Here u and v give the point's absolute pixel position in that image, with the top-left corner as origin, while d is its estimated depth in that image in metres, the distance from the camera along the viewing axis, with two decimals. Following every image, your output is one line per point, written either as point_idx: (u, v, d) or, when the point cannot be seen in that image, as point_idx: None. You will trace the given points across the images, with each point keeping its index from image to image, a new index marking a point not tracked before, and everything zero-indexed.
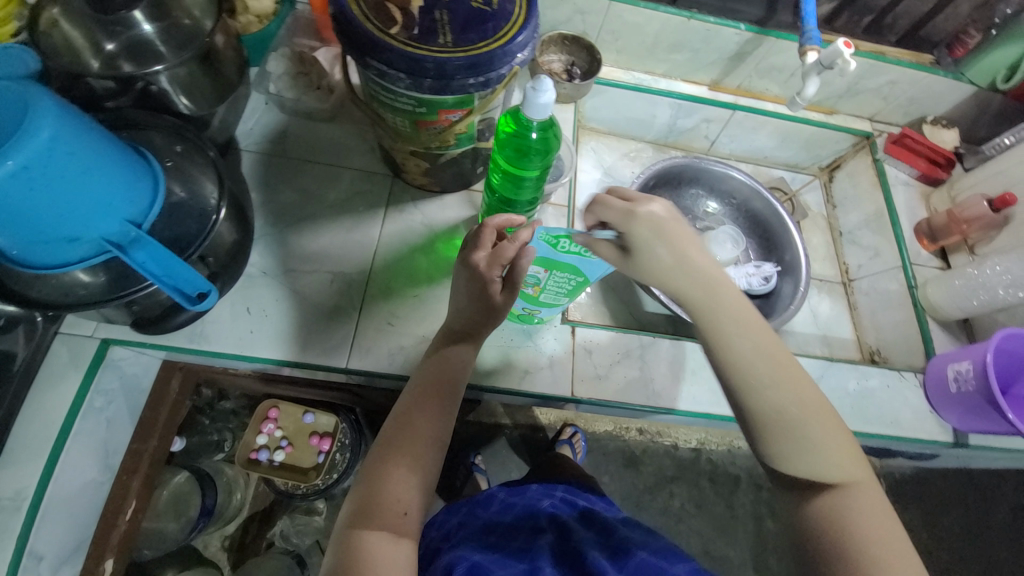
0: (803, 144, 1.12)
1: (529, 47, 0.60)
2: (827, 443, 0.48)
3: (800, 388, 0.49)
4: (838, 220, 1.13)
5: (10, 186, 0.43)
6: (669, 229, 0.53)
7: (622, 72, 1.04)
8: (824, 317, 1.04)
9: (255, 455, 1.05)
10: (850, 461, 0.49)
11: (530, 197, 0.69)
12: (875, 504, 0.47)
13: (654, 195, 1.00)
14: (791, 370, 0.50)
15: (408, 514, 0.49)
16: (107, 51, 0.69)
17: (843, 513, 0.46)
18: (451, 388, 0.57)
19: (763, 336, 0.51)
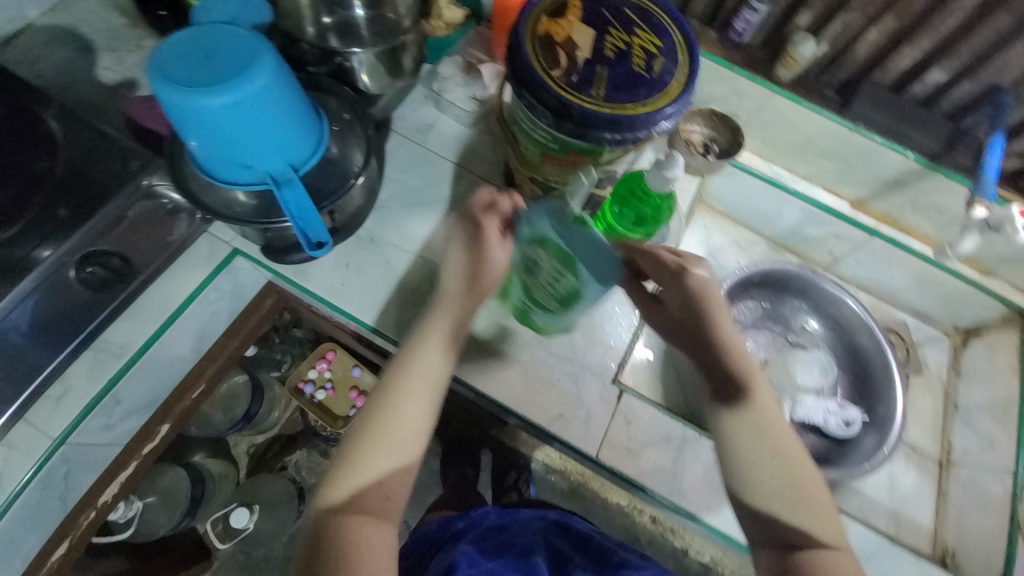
0: (941, 296, 1.01)
1: (674, 119, 0.62)
2: (809, 502, 0.59)
3: (789, 451, 0.60)
4: (956, 391, 1.01)
5: (222, 115, 0.55)
6: (717, 305, 0.63)
7: (762, 163, 1.01)
8: (899, 489, 0.93)
9: (302, 385, 1.18)
10: (831, 521, 0.59)
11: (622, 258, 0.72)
12: (844, 555, 0.58)
13: (751, 293, 0.98)
14: (787, 435, 0.62)
15: (388, 500, 0.58)
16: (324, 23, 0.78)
17: (826, 561, 0.57)
18: (425, 395, 0.61)
19: (770, 408, 0.63)
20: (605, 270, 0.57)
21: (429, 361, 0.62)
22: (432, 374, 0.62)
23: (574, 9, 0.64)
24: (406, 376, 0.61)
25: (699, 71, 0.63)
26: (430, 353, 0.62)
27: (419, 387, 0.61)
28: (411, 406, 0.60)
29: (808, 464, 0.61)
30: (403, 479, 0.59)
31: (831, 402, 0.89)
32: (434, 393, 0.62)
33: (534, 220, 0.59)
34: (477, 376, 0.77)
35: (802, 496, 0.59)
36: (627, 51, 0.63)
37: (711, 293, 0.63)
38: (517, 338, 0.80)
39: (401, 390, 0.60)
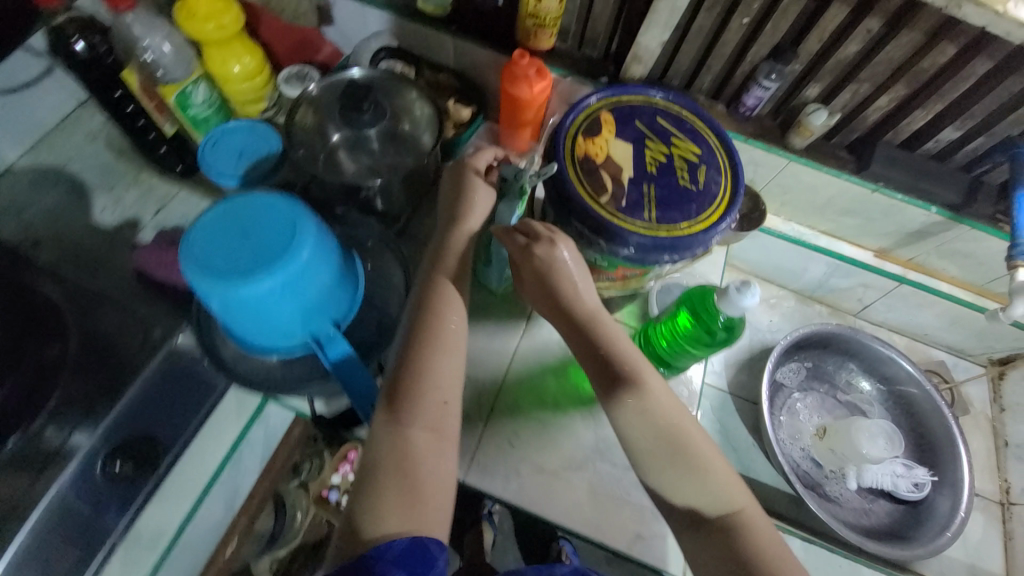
0: (976, 333, 1.00)
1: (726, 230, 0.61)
2: (713, 469, 0.58)
3: (682, 424, 0.59)
4: (1004, 427, 1.01)
5: (265, 296, 0.51)
6: (571, 280, 0.59)
7: (781, 222, 1.01)
8: (974, 542, 0.90)
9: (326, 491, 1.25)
10: (731, 482, 0.58)
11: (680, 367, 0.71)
12: (754, 519, 0.57)
13: (798, 357, 0.96)
14: (655, 391, 0.59)
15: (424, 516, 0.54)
16: (331, 141, 0.76)
17: (727, 527, 0.57)
18: (450, 381, 0.58)
19: (635, 363, 0.60)
20: (503, 214, 0.65)
21: (424, 389, 0.57)
22: (453, 362, 0.59)
23: (608, 127, 0.63)
24: (424, 365, 0.58)
25: (742, 177, 0.63)
26: (446, 345, 0.59)
27: (445, 374, 0.58)
28: (399, 435, 0.55)
29: (678, 411, 0.59)
30: (438, 481, 0.55)
31: (897, 467, 0.86)
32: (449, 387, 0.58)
33: (497, 212, 0.67)
34: (544, 503, 0.72)
35: (709, 466, 0.58)
36: (669, 164, 0.62)
37: (535, 269, 0.60)
38: (578, 453, 0.75)
39: (412, 385, 0.57)
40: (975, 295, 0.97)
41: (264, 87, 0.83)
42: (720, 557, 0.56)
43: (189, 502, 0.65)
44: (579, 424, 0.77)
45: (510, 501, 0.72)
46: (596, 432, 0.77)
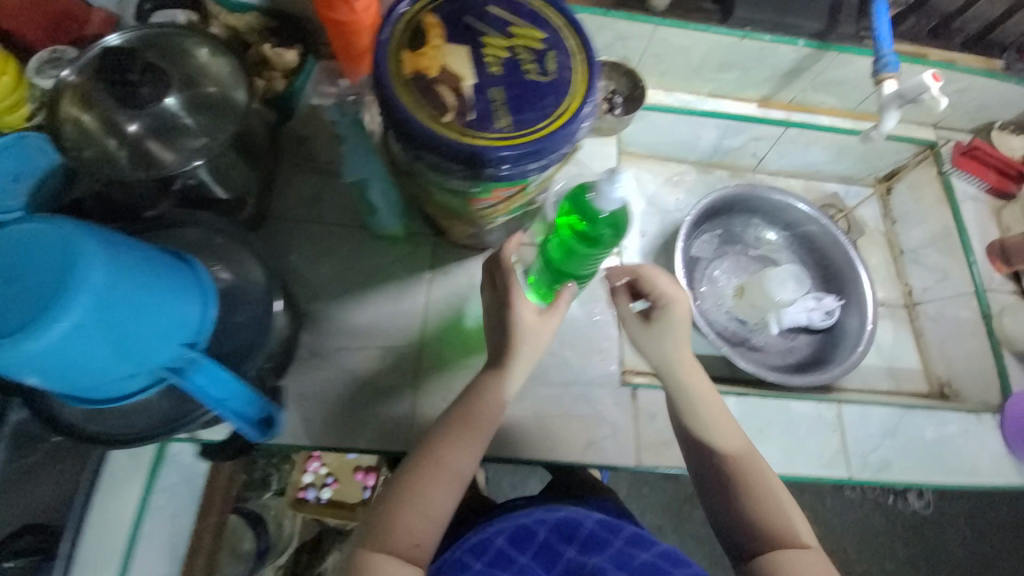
0: (859, 157, 1.05)
1: (592, 115, 0.56)
2: (717, 428, 0.59)
3: (707, 399, 0.60)
4: (899, 236, 1.06)
5: (67, 345, 0.41)
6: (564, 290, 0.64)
7: (665, 94, 0.97)
8: (887, 346, 0.98)
9: (303, 493, 1.25)
10: (737, 435, 0.59)
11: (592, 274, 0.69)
12: (756, 464, 0.58)
13: (706, 228, 0.97)
14: (686, 369, 0.62)
15: (421, 545, 0.53)
16: (131, 133, 0.62)
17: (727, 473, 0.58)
18: (487, 421, 0.59)
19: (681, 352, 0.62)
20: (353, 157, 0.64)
21: (484, 415, 0.59)
22: (498, 401, 0.60)
23: (434, 31, 0.54)
24: (471, 403, 0.60)
25: (595, 54, 0.56)
26: (495, 377, 0.61)
27: (487, 415, 0.59)
28: (432, 478, 0.55)
29: (703, 391, 0.61)
30: (445, 506, 0.55)
31: (806, 300, 0.92)
32: (480, 423, 0.59)
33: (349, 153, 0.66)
34: (492, 445, 0.71)
35: (722, 433, 0.59)
36: (513, 58, 0.54)
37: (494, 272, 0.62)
38: (513, 385, 0.74)
39: (459, 425, 0.59)
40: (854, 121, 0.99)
41: (16, 87, 0.64)
42: (722, 509, 0.57)
43: (117, 565, 0.63)
44: None
45: None
46: None
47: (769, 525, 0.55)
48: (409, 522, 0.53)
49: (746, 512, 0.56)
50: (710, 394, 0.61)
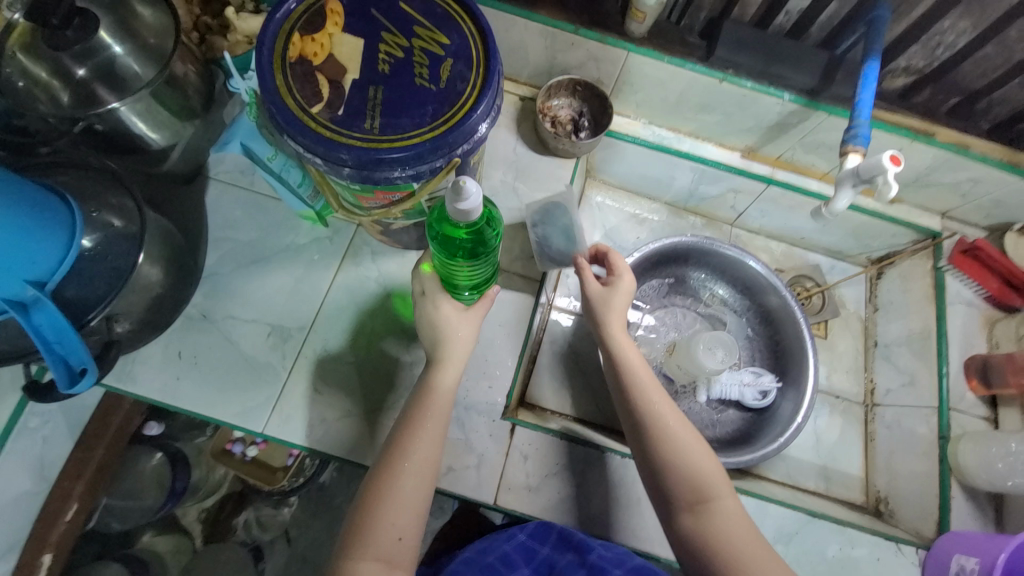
0: (850, 233, 0.95)
1: (480, 133, 0.52)
2: (705, 479, 0.58)
3: (693, 446, 0.59)
4: (877, 327, 0.96)
5: None
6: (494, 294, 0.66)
7: (642, 125, 0.92)
8: (828, 443, 0.89)
9: (229, 446, 1.10)
10: (723, 485, 0.58)
11: (476, 280, 0.65)
12: (734, 517, 0.57)
13: (655, 272, 0.93)
14: (674, 423, 0.60)
15: (404, 541, 0.55)
16: (78, 77, 0.64)
17: (709, 532, 0.56)
18: (443, 410, 0.61)
19: (666, 403, 0.62)
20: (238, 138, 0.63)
21: (437, 398, 0.62)
22: (450, 390, 0.63)
23: (332, 18, 0.52)
24: (423, 399, 0.61)
25: (499, 69, 0.53)
26: (439, 373, 0.63)
27: (440, 405, 0.61)
28: (411, 461, 0.58)
29: (696, 441, 0.60)
30: (420, 496, 0.57)
31: (742, 370, 0.87)
32: (438, 412, 0.61)
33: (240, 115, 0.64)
34: (348, 447, 0.69)
35: (712, 486, 0.58)
36: (406, 60, 0.52)
37: (438, 308, 0.64)
38: (389, 392, 0.72)
39: (415, 417, 0.61)
40: None
41: None
42: (703, 568, 0.57)
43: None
44: (397, 365, 0.73)
45: (314, 450, 0.69)
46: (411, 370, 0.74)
47: None
48: (394, 515, 0.55)
49: (722, 574, 0.55)
50: (698, 442, 0.60)
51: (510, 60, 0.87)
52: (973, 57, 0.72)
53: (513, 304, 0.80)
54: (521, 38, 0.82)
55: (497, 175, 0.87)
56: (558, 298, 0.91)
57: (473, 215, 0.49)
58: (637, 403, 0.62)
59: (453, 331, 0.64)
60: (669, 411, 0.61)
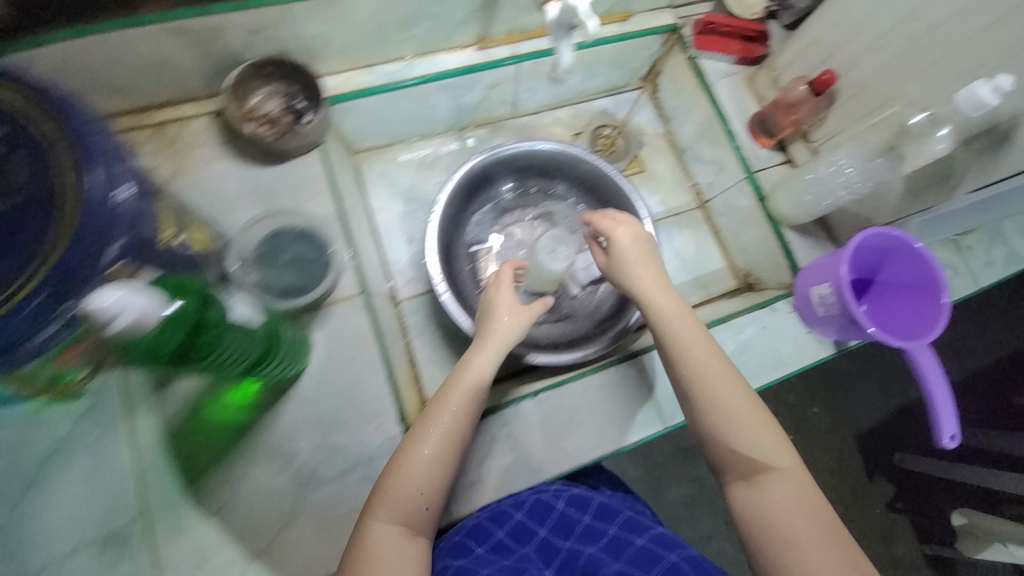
0: (611, 64, 0.95)
1: (124, 215, 0.46)
2: (760, 453, 0.57)
3: (734, 410, 0.58)
4: (677, 135, 1.00)
5: None
6: (499, 297, 0.68)
7: (365, 72, 0.80)
8: (689, 257, 0.95)
9: None
10: (783, 458, 0.57)
11: (261, 341, 0.60)
12: (793, 493, 0.55)
13: (471, 207, 0.88)
14: (720, 390, 0.59)
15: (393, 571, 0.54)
16: None
17: (764, 502, 0.55)
18: (471, 398, 0.61)
19: (715, 375, 0.60)
20: None
21: (443, 419, 0.60)
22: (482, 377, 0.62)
23: None
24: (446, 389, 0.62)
25: (108, 145, 0.47)
26: (481, 353, 0.64)
27: (462, 393, 0.61)
28: (405, 482, 0.57)
29: (744, 406, 0.58)
30: (385, 531, 0.55)
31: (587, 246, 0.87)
32: (461, 428, 0.60)
33: None
34: None
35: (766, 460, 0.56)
36: None
37: (494, 299, 0.68)
38: (278, 505, 0.63)
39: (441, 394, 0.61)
40: None
41: None
42: (751, 540, 0.54)
43: None
44: (270, 475, 0.64)
45: None
46: (290, 468, 0.64)
47: (789, 553, 0.51)
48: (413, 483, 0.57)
49: (766, 558, 0.53)
50: (746, 404, 0.58)
51: (166, 83, 0.68)
52: None
53: (349, 333, 0.70)
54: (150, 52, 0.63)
55: (245, 215, 0.72)
56: (400, 288, 0.84)
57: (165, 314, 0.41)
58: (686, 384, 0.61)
59: (495, 322, 0.66)
60: (716, 382, 0.59)
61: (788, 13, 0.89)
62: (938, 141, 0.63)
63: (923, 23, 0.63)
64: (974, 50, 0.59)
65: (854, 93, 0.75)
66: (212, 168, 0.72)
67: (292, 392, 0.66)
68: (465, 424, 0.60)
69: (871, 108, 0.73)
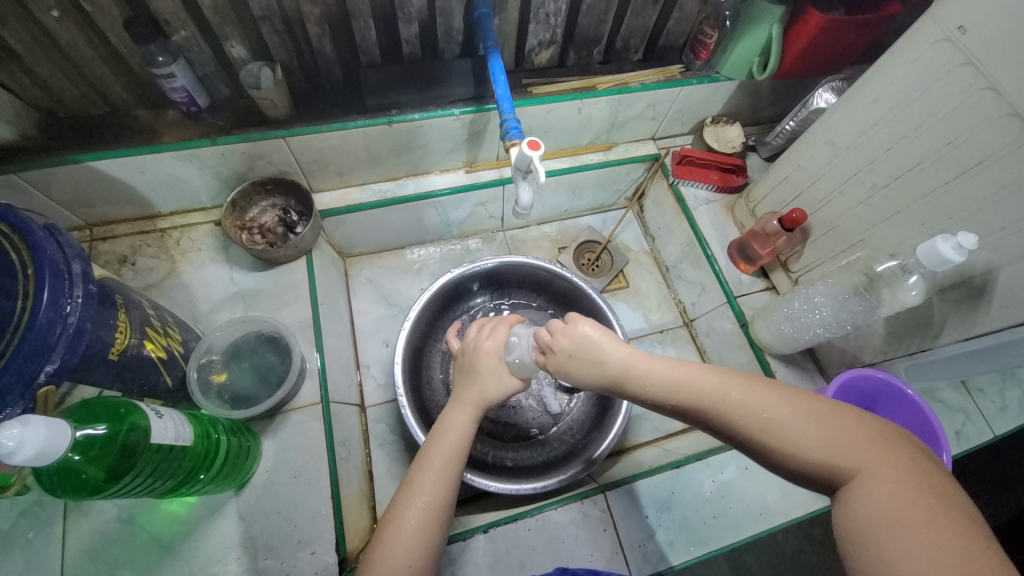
0: (596, 187, 1.00)
1: (70, 328, 0.44)
2: (824, 454, 0.38)
3: (750, 418, 0.41)
4: (662, 253, 1.02)
5: None
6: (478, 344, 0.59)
7: (360, 189, 0.87)
8: None
9: None
10: (854, 444, 0.38)
11: (199, 450, 0.54)
12: (885, 507, 0.35)
13: (449, 315, 0.89)
14: (725, 395, 0.42)
15: None
16: None
17: (873, 522, 0.35)
18: (454, 456, 0.53)
19: (703, 384, 0.42)
20: None
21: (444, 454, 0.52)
22: (461, 431, 0.54)
23: None
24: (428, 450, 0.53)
25: (52, 252, 0.45)
26: (455, 408, 0.56)
27: (447, 449, 0.53)
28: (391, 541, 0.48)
29: (774, 402, 0.40)
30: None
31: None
32: (455, 466, 0.52)
33: None
34: None
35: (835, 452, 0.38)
36: None
37: (479, 352, 0.57)
38: None
39: (425, 457, 0.52)
40: (571, 158, 0.94)
41: None
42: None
43: None
44: None
45: None
46: None
47: None
48: (402, 549, 0.47)
49: None
50: (760, 392, 0.41)
51: (177, 195, 0.76)
52: (583, 11, 0.76)
53: (299, 443, 0.67)
54: (165, 171, 0.71)
55: (225, 316, 0.75)
56: (368, 393, 0.86)
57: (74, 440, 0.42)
58: (698, 411, 0.43)
59: (475, 376, 0.57)
60: (697, 388, 0.42)
61: (766, 148, 0.94)
62: (911, 287, 0.61)
63: (882, 174, 0.65)
64: (935, 202, 0.60)
65: (825, 230, 0.75)
66: (204, 271, 0.77)
67: (232, 505, 0.63)
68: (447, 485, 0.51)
69: (843, 246, 0.73)
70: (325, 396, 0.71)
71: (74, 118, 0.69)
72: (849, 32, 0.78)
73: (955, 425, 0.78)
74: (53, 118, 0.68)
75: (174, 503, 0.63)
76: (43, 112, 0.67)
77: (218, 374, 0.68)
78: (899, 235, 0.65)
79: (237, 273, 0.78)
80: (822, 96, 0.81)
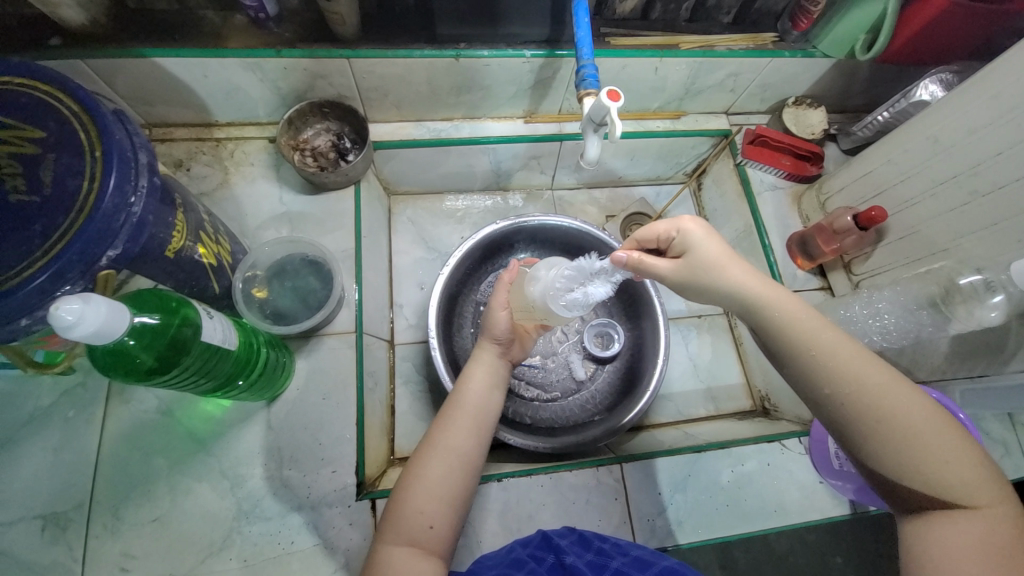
0: (657, 157, 0.95)
1: (130, 213, 0.44)
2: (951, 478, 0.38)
3: (895, 415, 0.39)
4: None
5: None
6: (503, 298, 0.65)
7: (415, 125, 0.85)
8: (704, 363, 0.90)
9: None
10: (984, 487, 0.37)
11: (241, 357, 0.55)
12: (982, 536, 0.36)
13: (487, 268, 0.88)
14: (877, 390, 0.40)
15: (436, 527, 0.48)
16: None
17: (943, 544, 0.37)
18: (485, 410, 0.57)
19: (859, 371, 0.41)
20: None
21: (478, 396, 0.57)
22: (491, 379, 0.60)
23: None
24: (459, 398, 0.57)
25: (121, 137, 0.44)
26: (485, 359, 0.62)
27: (477, 399, 0.57)
28: (437, 453, 0.52)
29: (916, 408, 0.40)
30: (435, 494, 0.49)
31: (585, 329, 0.85)
32: (489, 408, 0.57)
33: None
34: None
35: (960, 488, 0.37)
36: None
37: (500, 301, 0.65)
38: (208, 531, 0.60)
39: (462, 394, 0.57)
40: (637, 121, 0.89)
41: None
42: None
43: None
44: (212, 494, 0.62)
45: None
46: (235, 492, 0.62)
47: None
48: (443, 464, 0.51)
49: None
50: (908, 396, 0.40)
51: (237, 106, 0.76)
52: None
53: (330, 368, 0.69)
54: (227, 79, 0.70)
55: (271, 234, 0.76)
56: (398, 331, 0.86)
57: (132, 324, 0.43)
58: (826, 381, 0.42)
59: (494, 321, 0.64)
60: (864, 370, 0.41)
61: (848, 139, 0.87)
62: (992, 307, 0.57)
63: (984, 181, 0.59)
64: None
65: (904, 233, 0.70)
66: (255, 186, 0.77)
67: (263, 415, 0.66)
68: (485, 419, 0.56)
69: (921, 253, 0.68)
70: (360, 327, 0.71)
71: (143, 12, 0.68)
72: (978, 16, 0.69)
73: (995, 456, 0.74)
74: (123, 8, 0.67)
75: (210, 404, 0.66)
76: (113, 2, 0.66)
77: (260, 290, 0.69)
78: (990, 249, 0.60)
79: (287, 193, 0.77)
80: (927, 88, 0.74)
